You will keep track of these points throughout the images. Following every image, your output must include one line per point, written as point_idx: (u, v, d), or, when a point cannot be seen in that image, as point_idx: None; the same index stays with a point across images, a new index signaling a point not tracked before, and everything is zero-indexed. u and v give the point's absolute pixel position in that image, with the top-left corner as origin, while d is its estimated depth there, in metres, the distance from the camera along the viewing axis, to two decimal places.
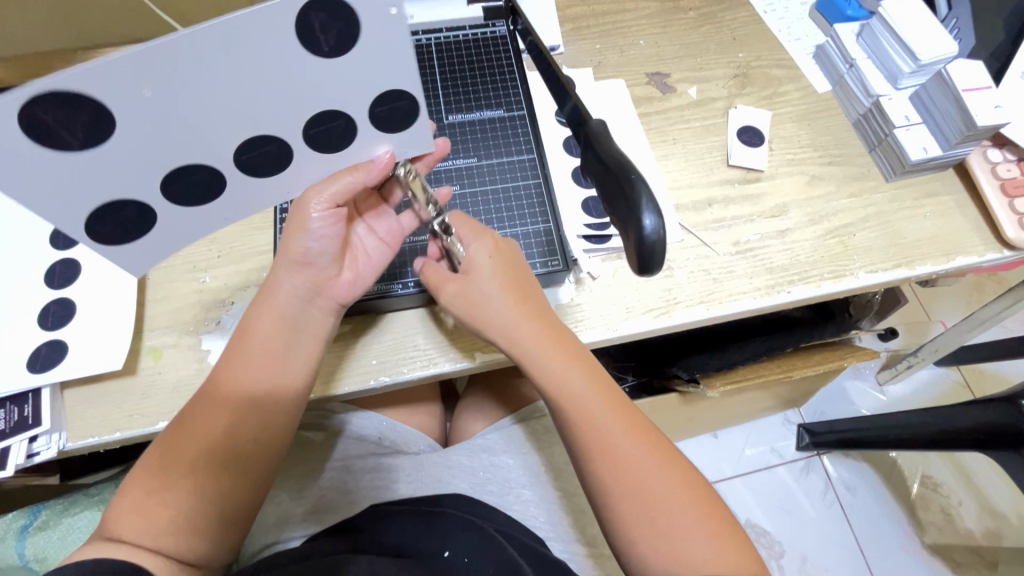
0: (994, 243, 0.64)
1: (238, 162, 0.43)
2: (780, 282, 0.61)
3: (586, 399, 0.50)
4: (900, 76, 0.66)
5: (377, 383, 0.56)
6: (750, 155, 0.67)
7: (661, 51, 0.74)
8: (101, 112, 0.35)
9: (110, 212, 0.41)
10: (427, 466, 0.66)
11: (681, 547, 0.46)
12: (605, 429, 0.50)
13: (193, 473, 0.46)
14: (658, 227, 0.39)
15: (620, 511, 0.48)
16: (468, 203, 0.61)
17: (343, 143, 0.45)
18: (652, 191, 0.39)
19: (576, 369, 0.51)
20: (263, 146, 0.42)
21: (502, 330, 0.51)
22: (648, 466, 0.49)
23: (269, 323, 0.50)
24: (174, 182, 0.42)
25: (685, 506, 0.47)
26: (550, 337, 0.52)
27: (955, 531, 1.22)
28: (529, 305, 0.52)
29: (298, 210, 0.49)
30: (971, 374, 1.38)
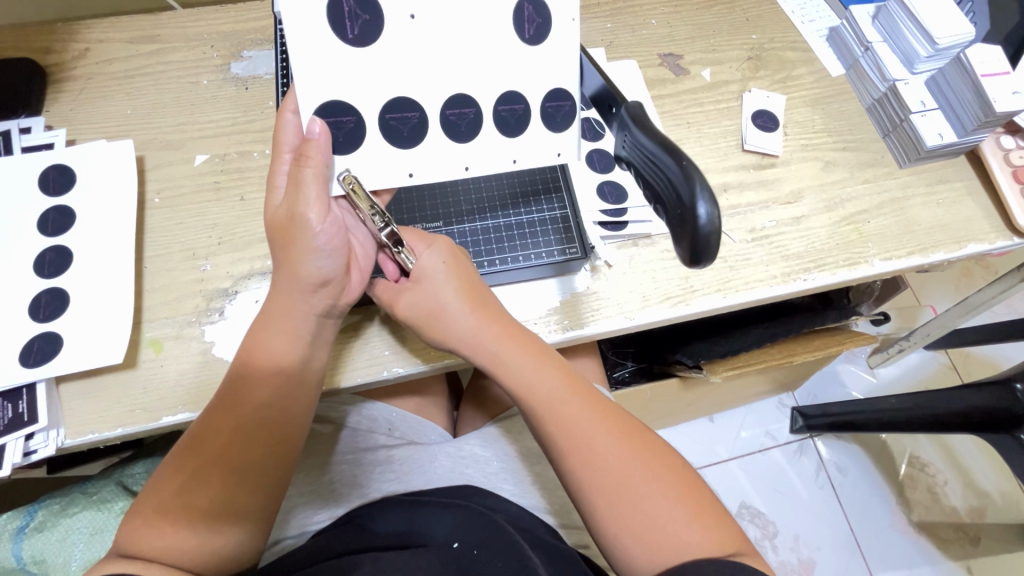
0: (1004, 230, 0.64)
1: (443, 116, 0.48)
2: (796, 269, 0.60)
3: (556, 399, 0.50)
4: (917, 60, 0.65)
5: (390, 374, 0.54)
6: (765, 139, 0.66)
7: (673, 32, 0.72)
8: (374, 24, 0.45)
9: (335, 120, 0.46)
10: (439, 457, 0.65)
11: (665, 533, 0.45)
12: (580, 427, 0.49)
13: (207, 481, 0.45)
14: (713, 216, 0.37)
15: (604, 505, 0.47)
16: (482, 187, 0.59)
17: (519, 131, 0.50)
18: (704, 178, 0.37)
19: (544, 368, 0.51)
20: (464, 107, 0.48)
21: (464, 338, 0.51)
22: (624, 456, 0.48)
23: (283, 341, 0.48)
24: (393, 111, 0.47)
25: (667, 492, 0.47)
26: (513, 336, 0.52)
27: (942, 509, 1.26)
28: (486, 310, 0.52)
29: (298, 230, 0.46)
30: (958, 357, 1.42)
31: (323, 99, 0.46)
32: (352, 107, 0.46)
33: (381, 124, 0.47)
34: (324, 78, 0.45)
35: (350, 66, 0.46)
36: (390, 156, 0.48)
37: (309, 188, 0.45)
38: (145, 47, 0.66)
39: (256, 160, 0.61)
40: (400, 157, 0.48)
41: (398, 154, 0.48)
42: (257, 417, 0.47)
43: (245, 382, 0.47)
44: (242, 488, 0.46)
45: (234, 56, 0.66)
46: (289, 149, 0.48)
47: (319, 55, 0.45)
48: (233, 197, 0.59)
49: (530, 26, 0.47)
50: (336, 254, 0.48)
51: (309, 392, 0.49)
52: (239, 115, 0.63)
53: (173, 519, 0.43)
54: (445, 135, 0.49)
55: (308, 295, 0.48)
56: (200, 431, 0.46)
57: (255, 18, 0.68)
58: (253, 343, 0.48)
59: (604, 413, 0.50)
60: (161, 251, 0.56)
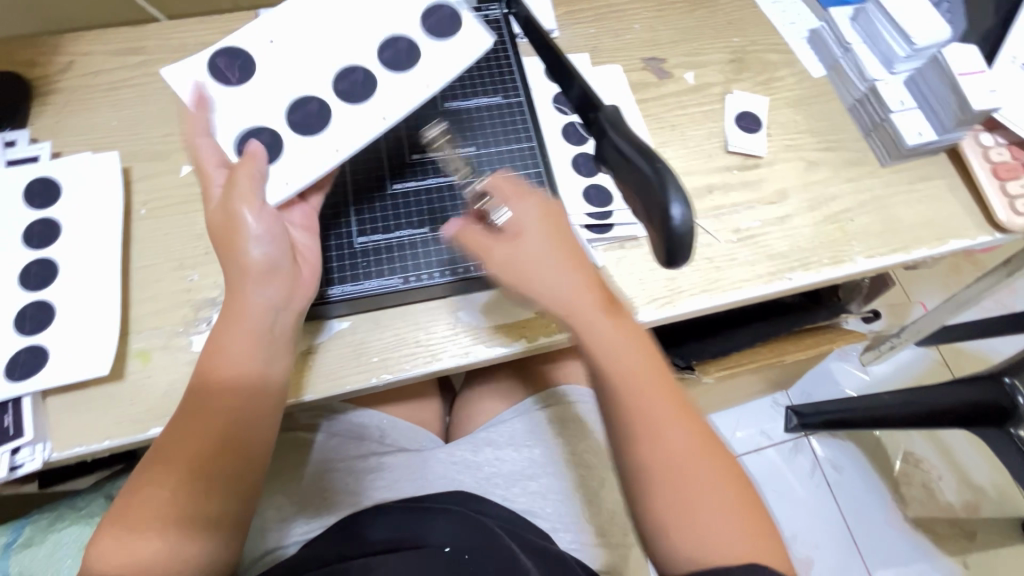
0: (985, 226, 0.65)
1: (381, 58, 0.50)
2: (781, 268, 0.61)
3: (637, 377, 0.47)
4: (895, 60, 0.66)
5: (379, 381, 0.54)
6: (748, 141, 0.67)
7: (657, 36, 0.73)
8: (249, 61, 0.50)
9: (299, 106, 0.50)
10: (430, 463, 0.64)
11: (712, 539, 0.44)
12: (654, 411, 0.46)
13: (170, 495, 0.44)
14: (686, 216, 0.38)
15: (660, 494, 0.45)
16: (466, 193, 0.59)
17: (452, 30, 0.50)
18: (678, 180, 0.38)
19: (627, 343, 0.47)
20: (396, 41, 0.50)
21: (553, 293, 0.47)
22: (693, 452, 0.46)
23: (240, 345, 0.46)
24: (342, 76, 0.50)
25: (723, 498, 0.45)
26: (611, 308, 0.48)
27: (937, 504, 1.27)
28: (581, 273, 0.48)
29: (232, 224, 0.46)
30: (949, 353, 1.43)
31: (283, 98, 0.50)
32: (310, 92, 0.50)
33: (336, 93, 0.50)
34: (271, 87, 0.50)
35: (289, 66, 0.50)
36: (356, 111, 0.49)
37: (241, 184, 0.46)
38: (131, 58, 0.66)
39: None
40: (363, 110, 0.49)
41: (361, 108, 0.50)
42: (214, 426, 0.46)
43: (200, 392, 0.46)
44: (217, 499, 0.46)
45: None
46: (215, 164, 0.47)
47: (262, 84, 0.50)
48: None
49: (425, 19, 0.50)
50: (272, 244, 0.47)
51: (274, 399, 0.49)
52: None
53: (148, 532, 0.43)
54: (390, 70, 0.50)
55: (259, 289, 0.47)
56: (163, 443, 0.46)
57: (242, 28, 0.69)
58: (211, 353, 0.47)
59: (681, 403, 0.47)
60: (149, 262, 0.56)
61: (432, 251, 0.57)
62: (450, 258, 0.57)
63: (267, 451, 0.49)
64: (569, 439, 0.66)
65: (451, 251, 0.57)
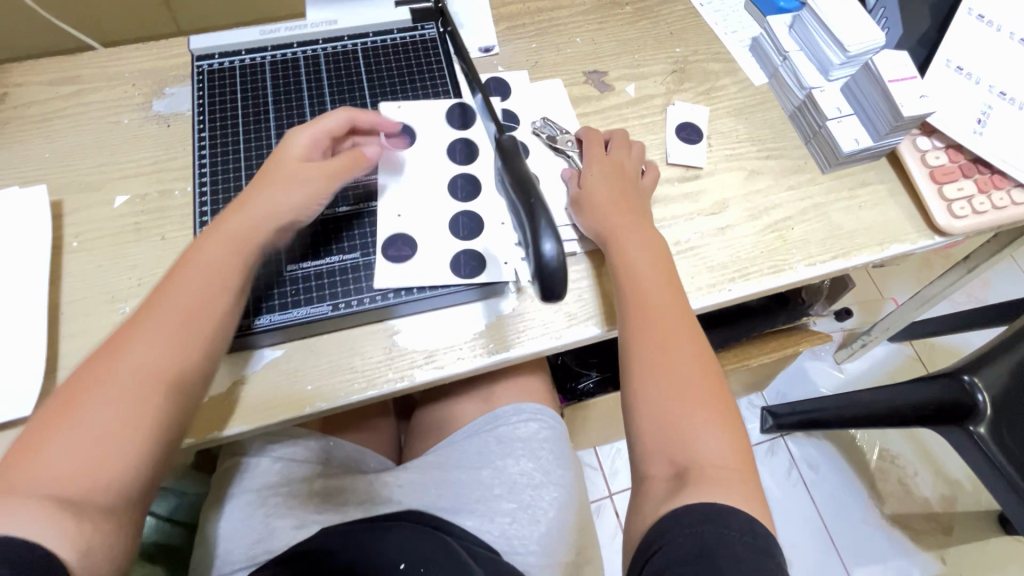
0: (926, 230, 0.65)
1: (460, 159, 0.62)
2: (721, 280, 0.61)
3: (650, 282, 0.54)
4: (830, 68, 0.67)
5: (313, 410, 0.53)
6: (689, 152, 0.67)
7: (598, 49, 0.73)
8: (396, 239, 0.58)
9: (461, 228, 0.59)
10: (378, 486, 0.64)
11: (694, 438, 0.47)
12: (662, 313, 0.52)
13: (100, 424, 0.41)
14: (557, 250, 0.38)
15: (656, 386, 0.49)
16: (401, 216, 0.59)
17: (467, 117, 0.64)
18: (548, 215, 0.38)
19: (645, 257, 0.55)
20: (455, 147, 0.63)
21: (595, 210, 0.58)
22: (689, 358, 0.50)
23: (214, 262, 0.48)
24: (461, 190, 0.61)
25: (709, 405, 0.48)
26: (642, 239, 0.56)
27: (912, 500, 1.28)
28: (624, 205, 0.57)
29: (284, 162, 0.53)
30: (922, 348, 1.43)
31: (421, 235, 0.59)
32: (456, 214, 0.60)
33: (467, 203, 0.60)
34: (430, 243, 0.58)
35: (431, 225, 0.59)
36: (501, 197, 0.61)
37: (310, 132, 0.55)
38: (65, 88, 0.65)
39: (178, 198, 0.61)
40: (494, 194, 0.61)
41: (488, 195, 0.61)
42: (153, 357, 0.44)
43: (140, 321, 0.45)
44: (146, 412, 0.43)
45: (155, 94, 0.66)
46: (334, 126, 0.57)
47: (433, 251, 0.58)
48: (154, 236, 0.59)
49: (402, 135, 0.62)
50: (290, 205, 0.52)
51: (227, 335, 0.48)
52: (159, 153, 0.63)
53: (74, 427, 0.41)
54: (464, 159, 0.62)
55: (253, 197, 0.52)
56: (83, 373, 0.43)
57: (178, 54, 0.68)
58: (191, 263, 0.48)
59: (687, 320, 0.52)
60: (80, 296, 0.55)
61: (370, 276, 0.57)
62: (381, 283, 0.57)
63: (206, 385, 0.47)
64: (519, 458, 0.65)
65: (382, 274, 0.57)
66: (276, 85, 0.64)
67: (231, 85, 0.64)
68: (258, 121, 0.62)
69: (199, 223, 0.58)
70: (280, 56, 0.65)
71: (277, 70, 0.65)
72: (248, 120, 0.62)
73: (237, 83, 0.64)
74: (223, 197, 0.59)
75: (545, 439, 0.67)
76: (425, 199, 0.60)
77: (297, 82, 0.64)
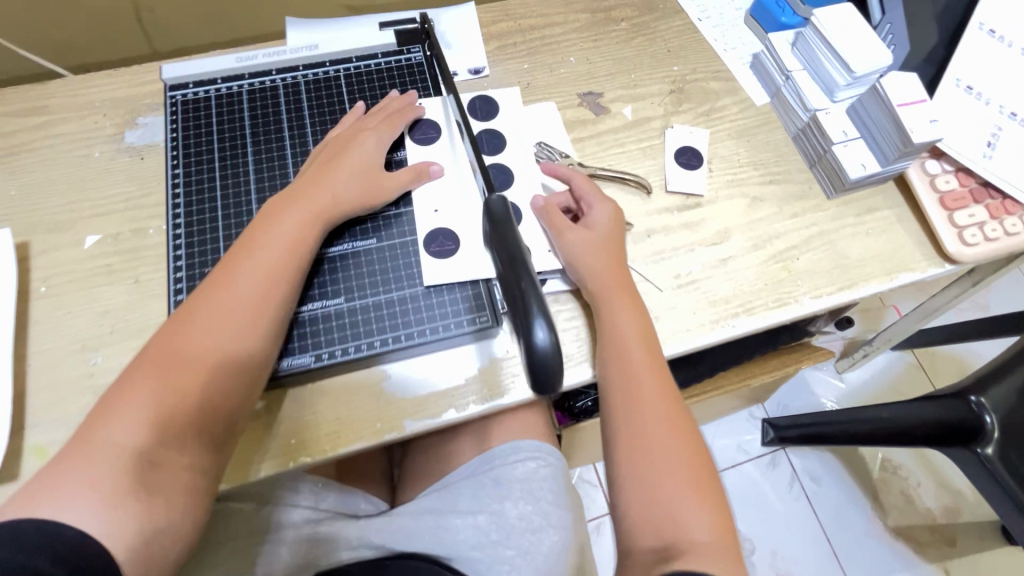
0: (935, 257, 0.62)
1: (488, 155, 0.62)
2: (724, 314, 0.58)
3: (631, 349, 0.52)
4: (836, 89, 0.64)
5: (297, 466, 0.50)
6: (689, 179, 0.64)
7: (593, 68, 0.70)
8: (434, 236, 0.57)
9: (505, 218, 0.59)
10: (370, 530, 0.61)
11: (671, 514, 0.48)
12: (643, 384, 0.51)
13: (162, 419, 0.43)
14: (550, 338, 0.37)
15: (630, 460, 0.50)
16: (385, 256, 0.56)
17: (483, 113, 0.65)
18: (541, 304, 0.38)
19: (630, 321, 0.53)
20: (482, 139, 0.63)
21: (579, 264, 0.55)
22: (667, 432, 0.50)
23: (273, 245, 0.50)
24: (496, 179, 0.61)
25: (687, 481, 0.49)
26: (627, 300, 0.54)
27: (915, 511, 1.26)
28: (612, 260, 0.55)
29: (331, 148, 0.56)
30: (923, 356, 1.41)
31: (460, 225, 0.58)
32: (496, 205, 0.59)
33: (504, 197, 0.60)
34: (468, 234, 0.57)
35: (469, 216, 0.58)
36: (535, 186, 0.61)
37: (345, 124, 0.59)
38: (32, 119, 0.62)
39: (152, 237, 0.58)
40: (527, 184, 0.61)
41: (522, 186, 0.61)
42: (211, 354, 0.46)
43: (191, 319, 0.47)
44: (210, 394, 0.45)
45: (127, 124, 0.63)
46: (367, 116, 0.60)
47: (473, 243, 0.57)
48: (127, 278, 0.56)
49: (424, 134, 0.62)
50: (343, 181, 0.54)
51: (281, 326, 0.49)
52: (133, 188, 0.60)
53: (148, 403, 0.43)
54: (490, 150, 0.62)
55: (305, 182, 0.54)
56: (135, 368, 0.45)
57: (152, 80, 0.65)
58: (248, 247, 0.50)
59: (668, 388, 0.52)
60: (49, 345, 0.52)
61: (356, 321, 0.53)
62: (368, 331, 0.53)
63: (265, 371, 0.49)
64: (517, 501, 0.62)
65: (370, 322, 0.54)
66: (254, 114, 0.61)
67: (207, 116, 0.61)
68: (235, 154, 0.59)
69: (171, 266, 0.54)
70: (258, 84, 0.62)
71: (254, 99, 0.62)
72: (225, 153, 0.59)
73: (213, 113, 0.61)
74: (199, 238, 0.55)
75: (544, 479, 0.65)
76: (460, 191, 0.59)
77: (276, 111, 0.61)
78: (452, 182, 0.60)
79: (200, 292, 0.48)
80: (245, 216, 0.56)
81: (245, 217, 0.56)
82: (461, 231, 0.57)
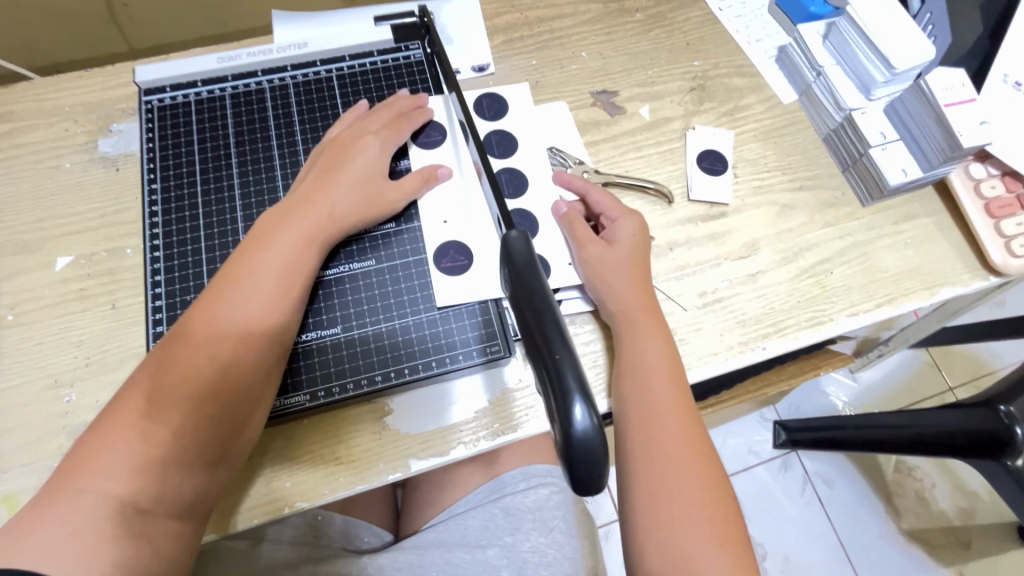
0: (979, 270, 0.58)
1: (497, 161, 0.57)
2: (754, 336, 0.54)
3: (654, 381, 0.48)
4: (873, 85, 0.59)
5: (292, 512, 0.45)
6: (713, 186, 0.59)
7: (607, 64, 0.65)
8: (446, 250, 0.52)
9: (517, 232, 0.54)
10: (371, 569, 0.57)
11: (690, 566, 0.43)
12: (667, 420, 0.47)
13: (145, 461, 0.38)
14: (591, 424, 0.29)
15: (648, 506, 0.45)
16: (385, 279, 0.51)
17: (492, 112, 0.60)
18: (579, 376, 0.30)
19: (655, 349, 0.49)
20: (492, 142, 0.58)
21: (603, 283, 0.50)
22: (691, 475, 0.46)
23: (265, 259, 0.45)
24: (508, 186, 0.56)
25: (710, 532, 0.44)
26: (652, 325, 0.49)
27: (929, 514, 1.20)
28: (636, 278, 0.51)
29: (330, 151, 0.52)
30: (939, 355, 1.37)
31: (468, 241, 0.53)
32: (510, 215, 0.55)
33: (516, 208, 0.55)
34: (479, 251, 0.53)
35: (478, 232, 0.53)
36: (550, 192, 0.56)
37: (346, 123, 0.54)
38: None
39: (130, 257, 0.53)
40: (540, 193, 0.56)
41: (535, 194, 0.56)
42: (198, 385, 0.41)
43: (175, 348, 0.42)
44: (197, 426, 0.40)
45: (101, 131, 0.57)
46: (370, 113, 0.55)
47: (483, 263, 0.52)
48: (103, 304, 0.51)
49: (431, 136, 0.56)
50: (342, 186, 0.49)
51: (278, 348, 0.44)
52: (109, 204, 0.54)
53: (129, 438, 0.39)
54: (498, 153, 0.57)
55: (302, 190, 0.49)
56: (117, 403, 0.40)
57: (127, 82, 0.59)
58: (239, 260, 0.45)
59: (694, 425, 0.47)
60: (18, 381, 0.48)
61: (358, 352, 0.49)
62: (368, 365, 0.49)
63: (261, 398, 0.43)
64: (528, 533, 0.58)
65: (370, 355, 0.49)
66: (238, 120, 0.56)
67: (186, 122, 0.55)
68: (218, 167, 0.54)
69: (149, 293, 0.49)
70: (243, 87, 0.57)
71: (239, 104, 0.56)
72: (207, 166, 0.54)
73: (194, 120, 0.55)
74: (180, 262, 0.51)
75: (557, 506, 0.60)
76: (467, 204, 0.54)
77: (262, 117, 0.56)
78: (460, 195, 0.55)
79: (186, 317, 0.43)
80: (230, 237, 0.52)
81: (231, 237, 0.51)
82: (470, 249, 0.53)
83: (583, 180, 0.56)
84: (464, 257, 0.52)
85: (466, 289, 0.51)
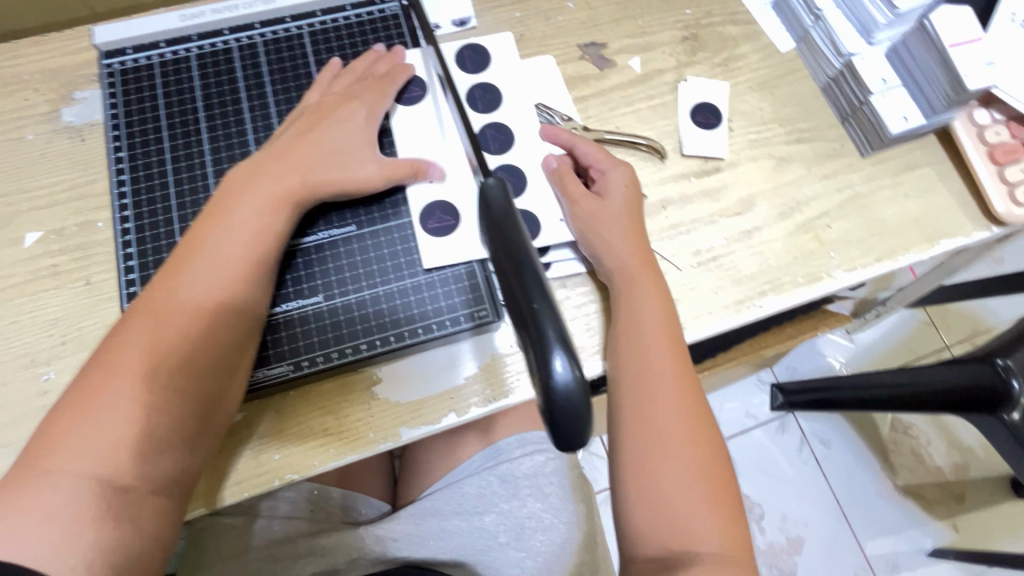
0: (981, 220, 0.56)
1: (483, 117, 0.55)
2: (750, 294, 0.52)
3: (649, 341, 0.46)
4: (875, 29, 0.55)
5: (283, 484, 0.45)
6: (707, 140, 0.57)
7: (595, 14, 0.61)
8: (430, 211, 0.50)
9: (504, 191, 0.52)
10: (367, 540, 0.57)
11: (681, 524, 0.43)
12: (663, 381, 0.46)
13: (117, 437, 0.37)
14: (574, 376, 0.28)
15: (641, 466, 0.44)
16: (367, 245, 0.50)
17: (474, 66, 0.57)
18: (560, 326, 0.28)
19: (650, 309, 0.47)
20: (476, 97, 0.55)
21: (596, 241, 0.49)
22: (684, 435, 0.45)
23: (234, 227, 0.43)
24: (494, 143, 0.54)
25: (702, 492, 0.44)
26: (645, 284, 0.48)
27: (925, 470, 1.21)
28: (630, 236, 0.49)
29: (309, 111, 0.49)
30: (936, 313, 1.37)
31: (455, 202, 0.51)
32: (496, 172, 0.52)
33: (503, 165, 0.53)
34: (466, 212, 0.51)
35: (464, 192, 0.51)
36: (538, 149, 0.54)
37: (326, 82, 0.52)
38: None
39: (101, 232, 0.50)
40: (527, 149, 0.54)
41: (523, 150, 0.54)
42: (170, 357, 0.39)
43: (143, 321, 0.40)
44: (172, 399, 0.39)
45: (64, 99, 0.54)
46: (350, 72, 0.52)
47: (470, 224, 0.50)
48: (77, 281, 0.49)
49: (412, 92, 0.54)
50: (317, 149, 0.47)
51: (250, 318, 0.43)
52: (77, 176, 0.52)
53: (100, 415, 0.37)
54: (483, 109, 0.55)
55: (273, 152, 0.47)
56: (85, 379, 0.39)
57: (88, 47, 0.56)
58: (207, 228, 0.43)
59: (690, 387, 0.46)
60: None
61: (343, 320, 0.48)
62: (351, 334, 0.47)
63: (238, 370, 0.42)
64: (525, 499, 0.58)
65: (353, 323, 0.48)
66: (205, 82, 0.53)
67: (150, 87, 0.52)
68: (186, 133, 0.51)
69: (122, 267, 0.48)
70: (208, 47, 0.54)
71: (205, 65, 0.53)
72: (175, 133, 0.51)
73: (159, 84, 0.53)
74: (152, 234, 0.49)
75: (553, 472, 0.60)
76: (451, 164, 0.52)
77: (230, 78, 0.53)
78: (444, 153, 0.52)
79: (154, 292, 0.42)
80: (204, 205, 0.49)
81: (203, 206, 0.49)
82: (454, 210, 0.51)
83: (570, 134, 0.53)
84: (451, 218, 0.50)
85: (453, 251, 0.49)
